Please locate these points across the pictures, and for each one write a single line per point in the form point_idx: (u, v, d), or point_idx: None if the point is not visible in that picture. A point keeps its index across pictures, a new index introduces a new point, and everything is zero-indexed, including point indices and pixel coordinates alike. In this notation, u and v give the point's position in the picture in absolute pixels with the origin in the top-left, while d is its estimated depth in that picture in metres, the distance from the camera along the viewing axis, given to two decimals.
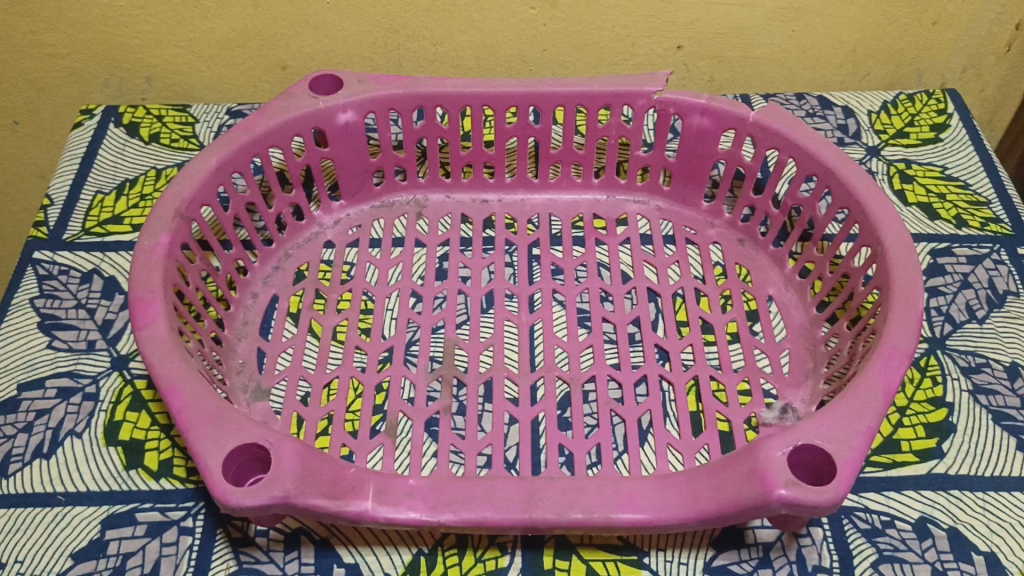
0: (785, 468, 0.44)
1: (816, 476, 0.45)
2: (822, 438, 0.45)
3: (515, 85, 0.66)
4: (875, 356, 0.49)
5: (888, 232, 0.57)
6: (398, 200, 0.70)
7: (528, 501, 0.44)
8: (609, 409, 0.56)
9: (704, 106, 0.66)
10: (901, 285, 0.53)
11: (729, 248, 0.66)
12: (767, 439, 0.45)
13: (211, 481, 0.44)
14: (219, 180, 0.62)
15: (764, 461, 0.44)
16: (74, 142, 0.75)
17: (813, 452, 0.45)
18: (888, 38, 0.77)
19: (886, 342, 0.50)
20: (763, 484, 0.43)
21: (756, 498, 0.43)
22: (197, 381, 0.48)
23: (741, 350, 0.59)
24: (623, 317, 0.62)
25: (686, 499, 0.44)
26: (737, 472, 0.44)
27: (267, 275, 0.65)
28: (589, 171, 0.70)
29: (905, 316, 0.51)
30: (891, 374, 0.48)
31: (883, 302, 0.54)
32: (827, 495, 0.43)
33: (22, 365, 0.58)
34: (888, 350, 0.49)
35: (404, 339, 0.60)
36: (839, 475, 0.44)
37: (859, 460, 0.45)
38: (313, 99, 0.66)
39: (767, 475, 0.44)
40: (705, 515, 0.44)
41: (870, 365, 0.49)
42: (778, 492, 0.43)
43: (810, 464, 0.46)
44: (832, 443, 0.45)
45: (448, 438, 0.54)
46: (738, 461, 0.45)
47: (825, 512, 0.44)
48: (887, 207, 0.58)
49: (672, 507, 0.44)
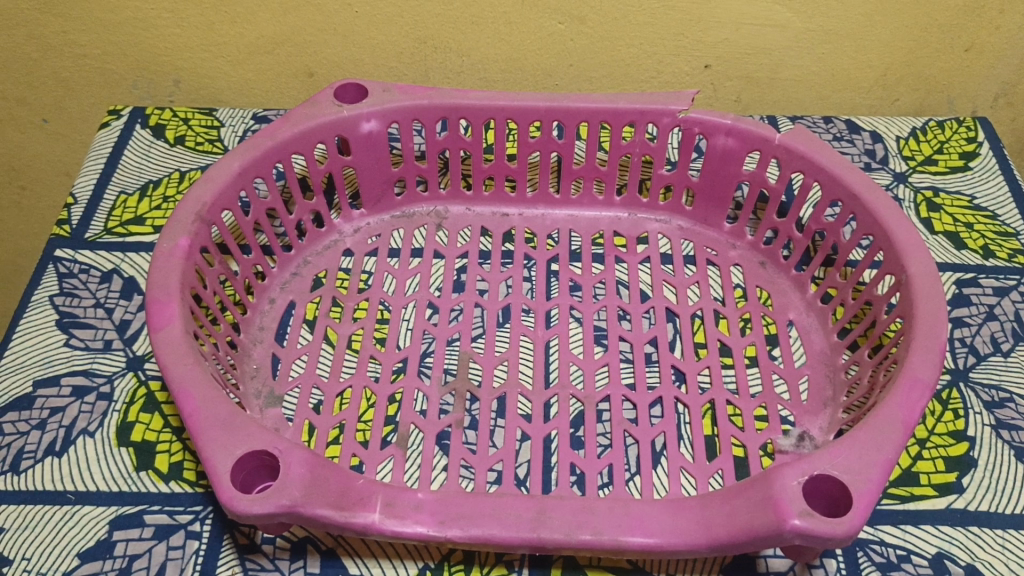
0: (800, 498, 0.43)
1: (832, 506, 0.45)
2: (838, 467, 0.44)
3: (540, 99, 0.66)
4: (896, 387, 0.48)
5: (912, 260, 0.56)
6: (419, 211, 0.70)
7: (537, 520, 0.44)
8: (622, 429, 0.55)
9: (729, 126, 0.65)
10: (925, 315, 0.52)
11: (750, 271, 0.66)
12: (782, 468, 0.44)
13: (219, 488, 0.44)
14: (241, 184, 0.62)
15: (779, 490, 0.43)
16: (100, 141, 0.76)
17: (828, 482, 0.44)
18: (919, 64, 0.76)
19: (907, 373, 0.49)
20: (776, 513, 0.43)
21: (769, 527, 0.42)
22: (210, 386, 0.48)
23: (759, 374, 0.58)
24: (640, 336, 0.61)
25: (697, 524, 0.43)
26: (750, 500, 0.44)
27: (285, 280, 0.65)
28: (611, 188, 0.69)
29: (928, 347, 0.50)
30: (911, 406, 0.47)
31: (906, 331, 0.53)
32: (843, 527, 0.42)
33: (39, 362, 0.58)
34: (909, 381, 0.48)
35: (418, 351, 0.60)
36: (855, 506, 0.43)
37: (876, 492, 0.44)
38: (337, 107, 0.66)
39: (781, 504, 0.43)
40: (715, 543, 0.43)
41: (891, 395, 0.48)
42: (792, 522, 0.42)
43: (826, 494, 0.45)
44: (848, 473, 0.44)
45: (459, 452, 0.54)
46: (752, 488, 0.44)
47: (839, 545, 0.43)
48: (913, 235, 0.57)
49: (683, 532, 0.43)
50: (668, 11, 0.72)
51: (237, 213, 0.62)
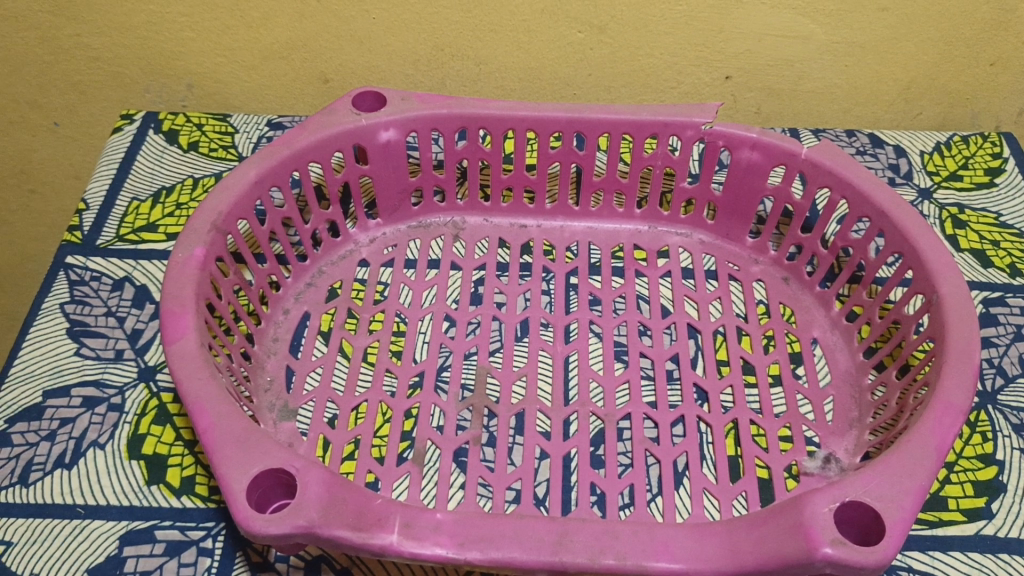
0: (831, 526, 0.42)
1: (863, 533, 0.43)
2: (871, 494, 0.43)
3: (561, 110, 0.65)
4: (929, 411, 0.47)
5: (943, 280, 0.54)
6: (436, 221, 0.69)
7: (559, 543, 0.42)
8: (644, 448, 0.54)
9: (754, 140, 0.64)
10: (957, 337, 0.51)
11: (773, 287, 0.64)
12: (813, 493, 0.43)
13: (235, 508, 0.43)
14: (257, 194, 0.61)
15: (809, 517, 0.42)
16: (112, 146, 0.75)
17: (861, 509, 0.43)
18: (944, 77, 0.75)
19: (940, 397, 0.48)
20: (808, 542, 0.41)
21: (800, 555, 0.41)
22: (226, 400, 0.47)
23: (784, 394, 0.57)
24: (661, 352, 0.60)
25: (725, 551, 0.42)
26: (779, 526, 0.42)
27: (300, 291, 0.64)
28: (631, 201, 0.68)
29: (960, 370, 0.49)
30: (944, 432, 0.46)
31: (937, 354, 0.52)
32: (876, 556, 0.41)
33: (49, 371, 0.57)
34: (942, 405, 0.47)
35: (435, 364, 0.59)
36: (888, 535, 0.42)
37: (909, 520, 0.43)
38: (355, 115, 0.65)
39: (813, 531, 0.42)
40: (744, 570, 0.42)
41: (923, 420, 0.47)
42: (823, 550, 0.41)
43: (857, 521, 0.44)
44: (882, 500, 0.43)
45: (477, 470, 0.53)
46: (782, 514, 0.43)
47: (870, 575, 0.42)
48: (943, 253, 0.56)
49: (710, 559, 0.42)
50: (690, 21, 0.71)
51: (252, 222, 0.61)
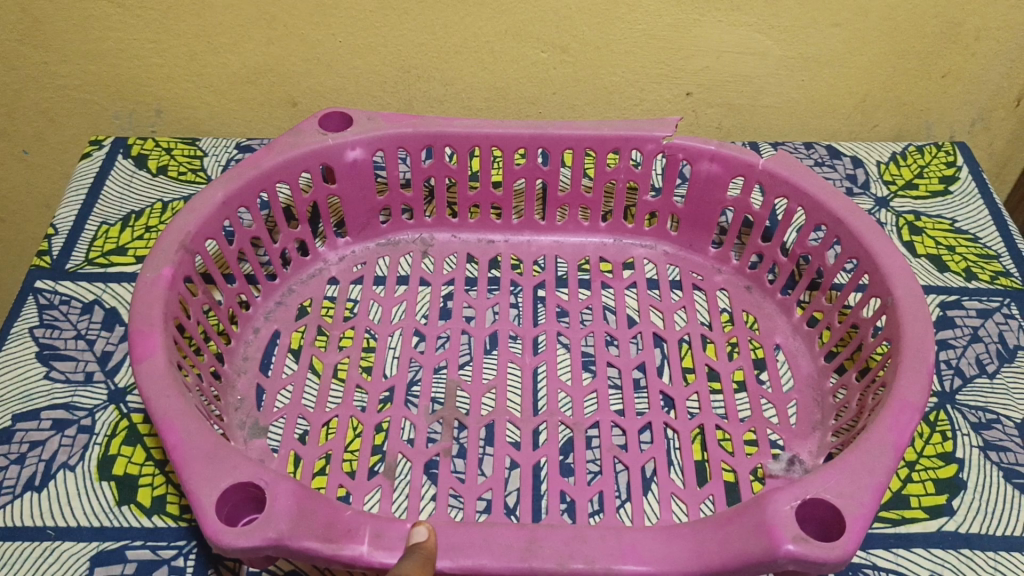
0: (793, 523, 0.43)
1: (826, 530, 0.44)
2: (831, 492, 0.44)
3: (525, 126, 0.66)
4: (886, 409, 0.48)
5: (897, 283, 0.56)
6: (404, 239, 0.70)
7: (528, 549, 0.42)
8: (612, 456, 0.55)
9: (713, 152, 0.66)
10: (912, 338, 0.52)
11: (736, 295, 0.66)
12: (775, 492, 0.44)
13: (205, 521, 0.43)
14: (225, 213, 0.62)
15: (772, 515, 0.43)
16: (81, 172, 0.75)
17: (822, 507, 0.44)
18: (898, 89, 0.77)
19: (897, 396, 0.49)
20: (770, 539, 0.42)
21: (762, 553, 0.42)
22: (195, 416, 0.47)
23: (748, 400, 0.58)
24: (628, 361, 0.61)
25: (692, 551, 0.43)
26: (743, 526, 0.43)
27: (269, 309, 0.64)
28: (596, 214, 0.70)
29: (916, 370, 0.50)
30: (902, 430, 0.47)
31: (893, 355, 0.53)
32: (836, 552, 0.42)
33: (19, 395, 0.57)
34: (899, 403, 0.48)
35: (405, 379, 0.59)
36: (849, 532, 0.43)
37: (869, 517, 0.43)
38: (322, 135, 0.66)
39: (775, 530, 0.42)
40: (710, 570, 0.42)
41: (881, 418, 0.48)
42: (785, 547, 0.42)
43: (819, 520, 0.45)
44: (842, 497, 0.44)
45: (447, 481, 0.53)
46: (746, 513, 0.44)
47: (832, 571, 0.43)
48: (897, 258, 0.57)
49: (676, 560, 0.42)
50: (650, 39, 0.73)
51: (221, 242, 0.61)
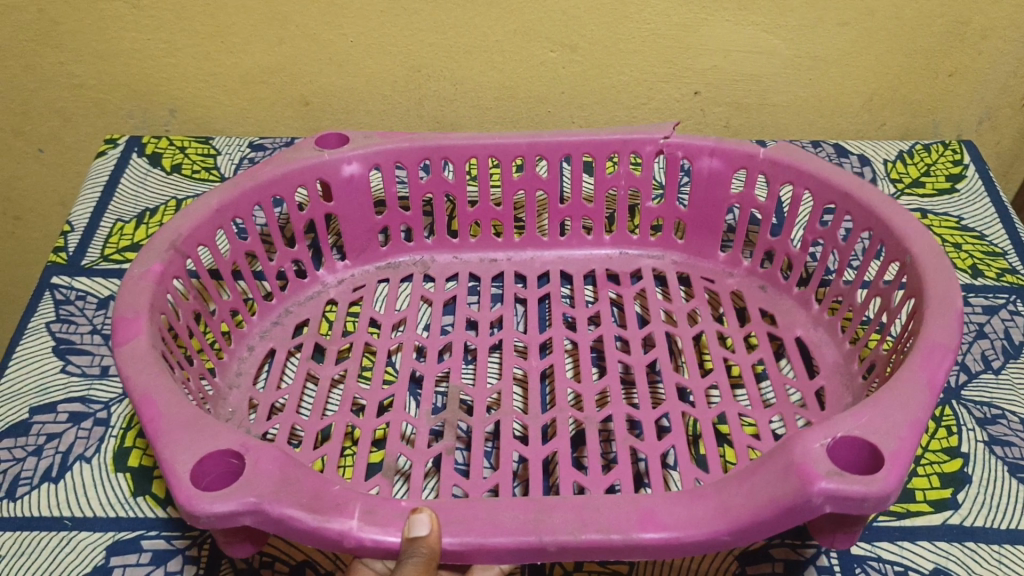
0: (825, 460, 0.41)
1: (859, 471, 0.42)
2: (862, 428, 0.43)
3: (522, 136, 0.67)
4: (915, 352, 0.47)
5: (916, 241, 0.56)
6: (404, 261, 0.71)
7: (539, 521, 0.41)
8: (629, 446, 0.55)
9: (712, 147, 0.67)
10: (936, 288, 0.52)
11: (751, 295, 0.66)
12: (803, 433, 0.42)
13: (177, 488, 0.42)
14: (219, 222, 0.63)
15: (802, 454, 0.41)
16: (96, 170, 0.76)
17: (857, 446, 0.42)
18: (905, 88, 0.78)
19: (926, 339, 0.48)
20: (803, 477, 0.40)
21: (796, 493, 0.40)
22: (174, 392, 0.46)
23: (772, 387, 0.59)
24: (640, 358, 0.61)
25: (716, 511, 0.41)
26: (771, 471, 0.42)
27: (265, 329, 0.65)
28: (599, 227, 0.71)
29: (944, 314, 0.49)
30: (934, 368, 0.46)
31: (919, 305, 0.53)
32: (877, 485, 0.40)
33: (35, 389, 0.58)
34: (928, 345, 0.47)
35: (405, 387, 0.60)
36: (888, 465, 0.41)
37: (909, 449, 0.42)
38: (319, 151, 0.67)
39: (807, 467, 0.41)
40: (739, 525, 0.41)
41: (910, 360, 0.47)
42: (819, 484, 0.40)
43: (856, 461, 0.43)
44: (877, 433, 0.42)
45: (452, 478, 0.54)
46: (774, 459, 0.42)
47: (874, 509, 0.40)
48: (913, 221, 0.57)
49: (701, 520, 0.41)
50: (658, 38, 0.73)
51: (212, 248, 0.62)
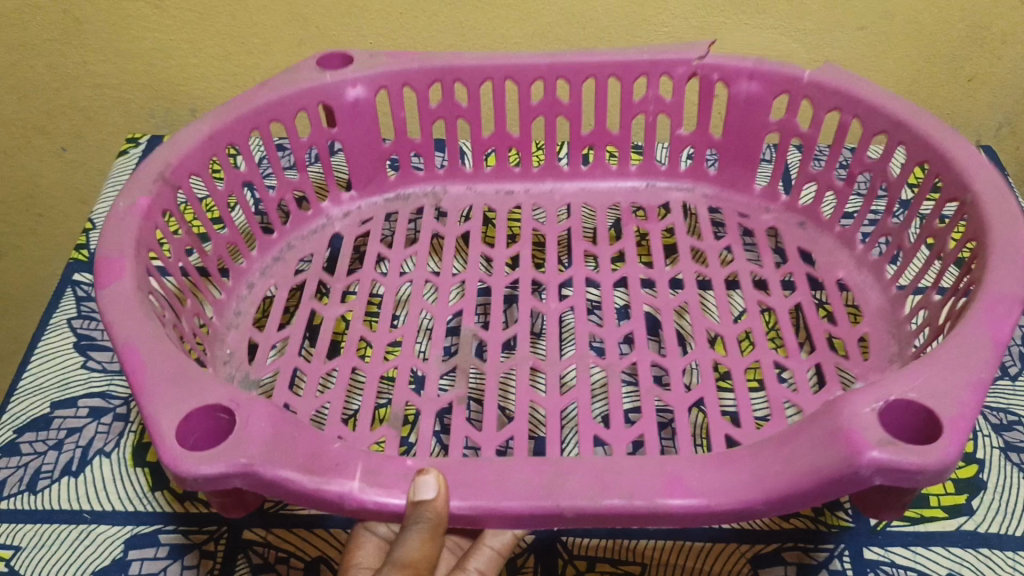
0: (876, 427, 0.39)
1: (910, 436, 0.41)
2: (917, 391, 0.40)
3: (539, 56, 0.66)
4: (979, 302, 0.45)
5: (976, 176, 0.54)
6: (414, 191, 0.73)
7: (553, 484, 0.40)
8: (655, 397, 0.55)
9: (751, 70, 0.66)
10: (998, 230, 0.50)
11: (789, 233, 0.68)
12: (851, 396, 0.40)
13: (161, 446, 0.41)
14: (212, 151, 0.63)
15: (849, 421, 0.39)
16: (118, 167, 0.77)
17: (911, 414, 0.40)
18: (924, 92, 0.78)
19: (990, 288, 0.46)
20: (851, 446, 0.38)
21: (842, 463, 0.38)
22: (159, 341, 0.45)
23: (813, 337, 0.59)
24: (668, 301, 0.62)
25: (751, 479, 0.40)
26: (813, 437, 0.40)
27: (266, 265, 0.67)
28: (626, 156, 0.71)
29: (1008, 262, 0.47)
30: (1000, 323, 0.43)
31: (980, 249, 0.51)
32: (933, 456, 0.38)
33: (57, 384, 0.59)
34: (995, 294, 0.45)
35: (415, 330, 0.61)
36: (946, 434, 0.38)
37: (970, 416, 0.39)
38: (320, 73, 0.66)
39: (854, 435, 0.39)
40: (776, 494, 0.39)
41: (976, 308, 0.45)
42: (868, 454, 0.38)
43: (907, 427, 0.41)
44: (933, 398, 0.40)
45: (464, 429, 0.54)
46: (817, 424, 0.40)
47: (928, 483, 0.38)
48: (974, 153, 0.56)
49: (731, 489, 0.40)
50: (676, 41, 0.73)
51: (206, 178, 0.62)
